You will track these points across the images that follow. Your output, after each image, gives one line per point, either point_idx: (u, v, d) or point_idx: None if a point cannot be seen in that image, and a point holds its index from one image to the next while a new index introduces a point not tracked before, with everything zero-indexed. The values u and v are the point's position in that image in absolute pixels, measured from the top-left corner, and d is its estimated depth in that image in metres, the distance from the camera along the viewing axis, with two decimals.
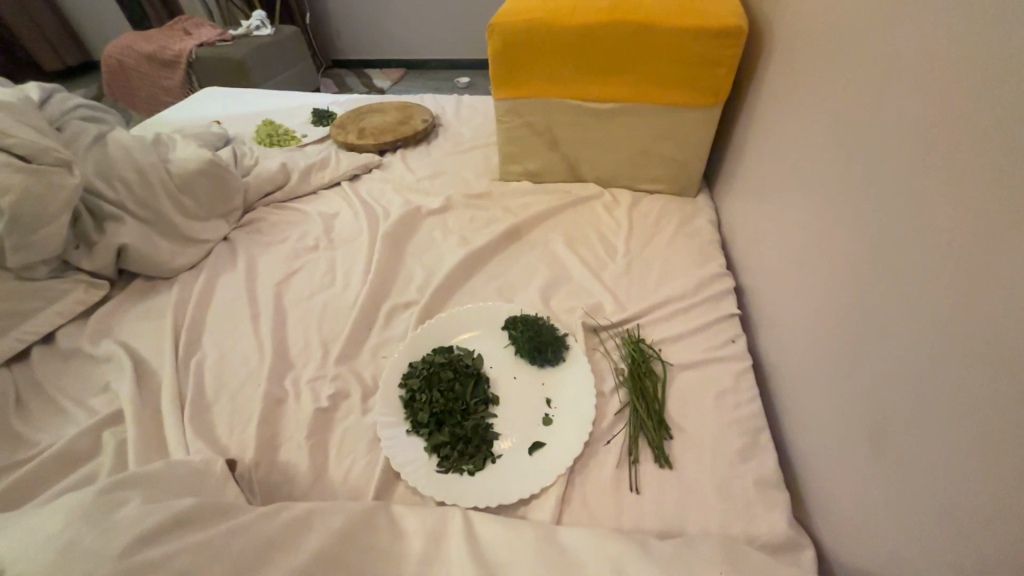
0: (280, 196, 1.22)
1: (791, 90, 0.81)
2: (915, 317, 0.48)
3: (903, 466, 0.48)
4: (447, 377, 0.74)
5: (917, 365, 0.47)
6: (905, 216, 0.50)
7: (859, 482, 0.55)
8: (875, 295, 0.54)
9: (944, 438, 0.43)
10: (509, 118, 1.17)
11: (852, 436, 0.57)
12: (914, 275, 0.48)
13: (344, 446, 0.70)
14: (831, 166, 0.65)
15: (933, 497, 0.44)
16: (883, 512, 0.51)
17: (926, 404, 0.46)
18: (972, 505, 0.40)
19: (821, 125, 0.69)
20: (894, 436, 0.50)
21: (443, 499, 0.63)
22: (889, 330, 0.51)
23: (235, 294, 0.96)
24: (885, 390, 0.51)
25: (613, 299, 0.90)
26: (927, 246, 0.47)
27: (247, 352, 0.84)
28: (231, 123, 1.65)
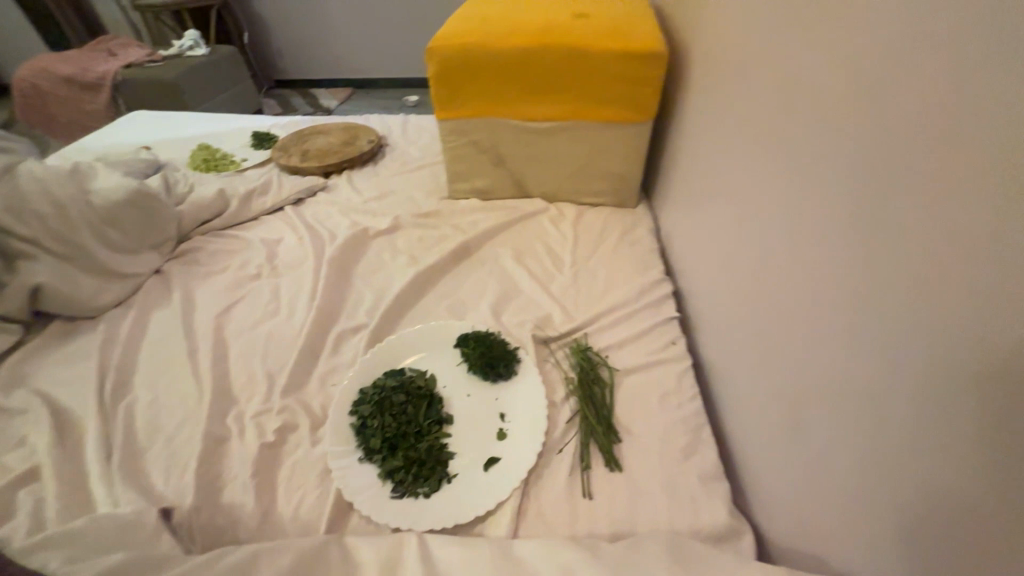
0: (218, 223, 1.17)
1: (709, 110, 0.88)
2: (813, 313, 0.53)
3: (819, 449, 0.53)
4: (399, 400, 0.74)
5: (819, 355, 0.52)
6: (801, 223, 0.56)
7: (787, 468, 0.59)
8: (785, 295, 0.60)
9: (848, 420, 0.48)
10: (453, 138, 1.19)
11: (778, 425, 0.62)
12: (809, 275, 0.54)
13: (292, 481, 0.68)
14: (745, 180, 0.72)
15: (845, 475, 0.49)
16: (807, 493, 0.55)
17: (829, 390, 0.51)
18: (869, 477, 0.45)
19: (734, 142, 0.76)
20: (811, 422, 0.55)
21: (398, 525, 0.62)
22: (797, 325, 0.57)
23: (170, 329, 0.91)
24: (799, 381, 0.57)
25: (561, 310, 0.93)
26: (816, 248, 0.53)
27: (183, 391, 0.80)
28: (162, 148, 1.57)
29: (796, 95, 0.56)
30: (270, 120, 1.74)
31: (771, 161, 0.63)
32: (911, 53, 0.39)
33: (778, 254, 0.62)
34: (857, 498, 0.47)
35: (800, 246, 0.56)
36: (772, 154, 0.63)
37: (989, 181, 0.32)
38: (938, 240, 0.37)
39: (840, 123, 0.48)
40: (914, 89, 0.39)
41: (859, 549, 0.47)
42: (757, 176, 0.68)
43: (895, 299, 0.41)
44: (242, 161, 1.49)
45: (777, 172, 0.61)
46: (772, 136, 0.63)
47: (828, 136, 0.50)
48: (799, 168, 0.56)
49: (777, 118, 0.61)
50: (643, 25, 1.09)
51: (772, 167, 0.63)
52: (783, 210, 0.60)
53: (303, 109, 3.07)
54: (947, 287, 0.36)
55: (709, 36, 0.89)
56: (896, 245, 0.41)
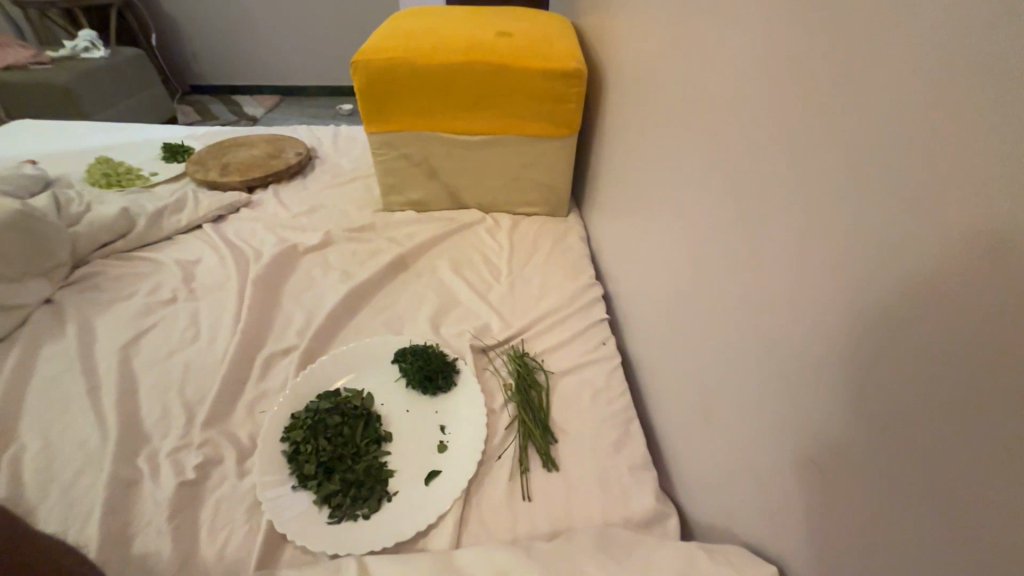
0: (122, 245, 1.07)
1: (631, 126, 0.95)
2: (731, 309, 0.59)
3: (731, 432, 0.60)
4: (334, 422, 0.72)
5: (736, 347, 0.58)
6: (717, 229, 0.62)
7: (707, 452, 0.65)
8: (704, 295, 0.66)
9: (753, 404, 0.55)
10: (385, 151, 1.18)
11: (698, 413, 0.67)
12: (727, 275, 0.60)
13: (217, 519, 0.64)
14: (665, 190, 0.79)
15: (752, 453, 0.55)
16: (725, 473, 0.61)
17: (745, 378, 0.57)
18: (779, 452, 0.51)
19: (655, 156, 0.82)
20: (723, 409, 0.61)
21: (337, 550, 0.61)
22: (716, 321, 0.63)
23: (65, 366, 0.81)
24: (718, 371, 0.63)
25: (499, 319, 0.95)
26: (732, 252, 0.59)
27: (84, 432, 0.72)
28: (51, 162, 1.40)
29: (710, 115, 0.63)
30: (183, 130, 1.62)
31: (689, 173, 0.70)
32: (805, 84, 0.45)
33: (698, 258, 0.68)
34: (768, 473, 0.53)
35: (716, 250, 0.62)
36: (691, 167, 0.69)
37: (867, 194, 0.39)
38: (829, 244, 0.43)
39: (749, 142, 0.54)
40: (807, 115, 0.45)
41: (772, 518, 0.53)
42: (675, 187, 0.75)
43: (798, 294, 0.47)
44: (150, 176, 1.37)
45: (696, 184, 0.68)
46: (689, 151, 0.69)
47: (740, 152, 0.56)
48: (716, 181, 0.62)
49: (694, 135, 0.68)
50: (564, 44, 1.15)
51: (690, 179, 0.70)
52: (702, 217, 0.66)
53: (223, 117, 2.87)
54: (838, 283, 0.42)
55: (625, 59, 0.97)
56: (798, 248, 0.47)
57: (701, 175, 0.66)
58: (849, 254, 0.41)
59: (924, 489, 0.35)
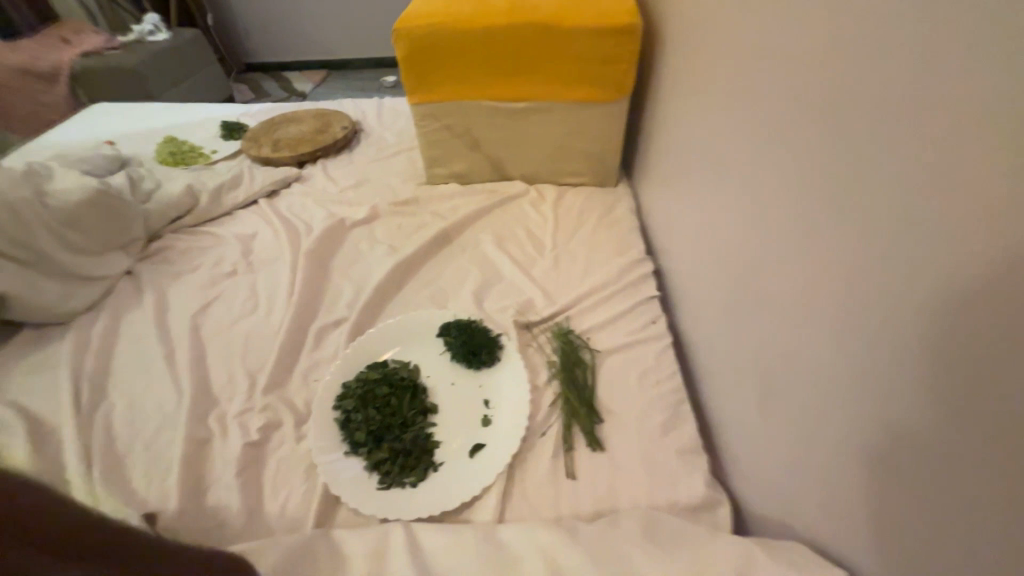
0: (188, 220, 1.14)
1: (685, 85, 0.87)
2: (788, 288, 0.53)
3: (788, 424, 0.55)
4: (382, 393, 0.74)
5: (793, 328, 0.53)
6: (773, 197, 0.55)
7: (762, 440, 0.61)
8: (761, 271, 0.60)
9: (813, 394, 0.50)
10: (427, 122, 1.16)
11: (755, 399, 0.63)
12: (783, 248, 0.54)
13: (278, 479, 0.68)
14: (719, 154, 0.71)
15: (811, 449, 0.51)
16: (780, 464, 0.57)
17: (801, 361, 0.52)
18: (838, 446, 0.46)
19: (715, 117, 0.75)
20: (780, 398, 0.56)
21: (386, 516, 0.63)
22: (772, 299, 0.57)
23: (144, 332, 0.89)
24: (773, 355, 0.58)
25: (543, 294, 0.92)
26: (791, 224, 0.52)
27: (162, 394, 0.79)
28: (126, 143, 1.51)
29: None
30: (238, 108, 1.68)
31: (745, 135, 0.62)
32: None
33: (753, 229, 0.61)
34: (828, 467, 0.48)
35: (773, 220, 0.56)
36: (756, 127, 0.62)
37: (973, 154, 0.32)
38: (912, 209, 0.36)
39: None
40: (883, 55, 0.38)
41: (831, 514, 0.49)
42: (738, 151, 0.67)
43: (868, 268, 0.41)
44: (211, 153, 1.44)
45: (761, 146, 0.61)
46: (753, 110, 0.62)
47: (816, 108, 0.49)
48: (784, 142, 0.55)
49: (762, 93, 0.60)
50: None
51: (745, 140, 0.62)
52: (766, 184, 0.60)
53: (276, 94, 2.96)
54: (914, 253, 0.36)
55: (683, 7, 0.87)
56: (866, 215, 0.40)
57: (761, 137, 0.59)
58: (927, 221, 0.35)
59: (1015, 504, 0.30)
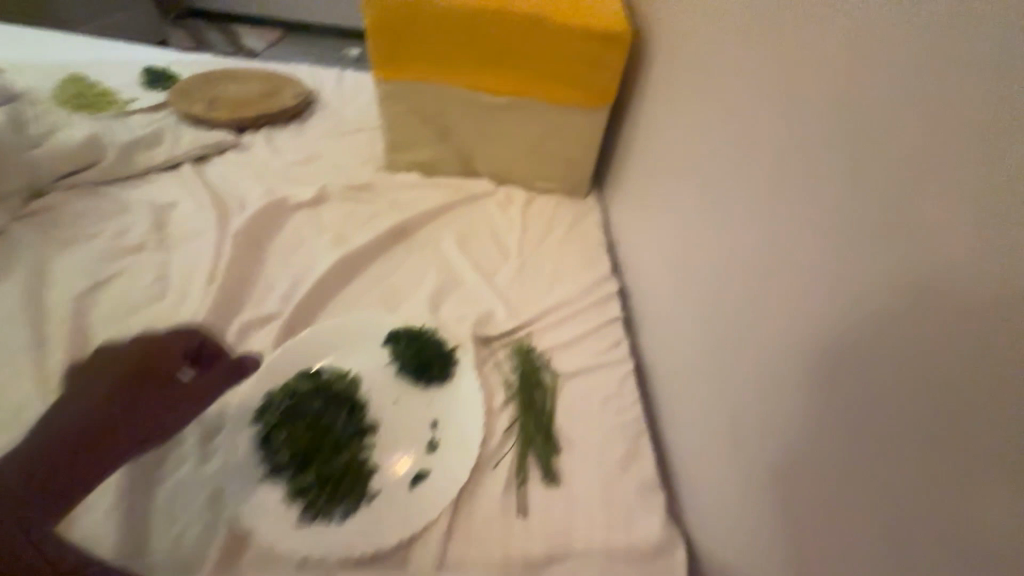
0: (88, 178, 0.94)
1: (665, 103, 0.84)
2: (762, 332, 0.51)
3: (748, 470, 0.53)
4: (313, 408, 0.64)
5: (762, 377, 0.50)
6: (754, 235, 0.52)
7: (720, 485, 0.59)
8: (732, 312, 0.57)
9: (775, 443, 0.48)
10: (392, 103, 1.06)
11: (715, 441, 0.60)
12: (762, 291, 0.51)
13: (172, 508, 0.56)
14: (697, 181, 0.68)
15: (772, 502, 0.49)
16: (739, 513, 0.55)
17: (770, 413, 0.49)
18: (805, 510, 0.44)
19: (700, 142, 0.72)
20: (740, 442, 0.54)
21: (306, 556, 0.54)
22: (741, 343, 0.54)
23: (9, 313, 0.71)
24: (736, 401, 0.55)
25: (504, 306, 0.86)
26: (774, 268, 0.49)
27: (25, 392, 0.63)
28: (17, 75, 1.24)
29: None
30: (170, 55, 1.45)
31: (725, 165, 0.59)
32: None
33: (727, 265, 0.58)
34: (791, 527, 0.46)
35: (750, 261, 0.53)
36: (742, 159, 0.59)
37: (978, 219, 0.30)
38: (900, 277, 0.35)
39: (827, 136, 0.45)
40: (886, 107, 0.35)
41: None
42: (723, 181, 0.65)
43: (856, 331, 0.38)
44: (128, 102, 1.22)
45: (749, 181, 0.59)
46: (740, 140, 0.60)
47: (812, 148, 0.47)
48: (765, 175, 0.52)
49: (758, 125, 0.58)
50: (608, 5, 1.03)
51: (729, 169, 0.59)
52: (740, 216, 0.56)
53: (221, 49, 2.64)
54: (900, 328, 0.34)
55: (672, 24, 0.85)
56: (853, 265, 0.38)
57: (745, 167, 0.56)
58: (918, 297, 0.32)
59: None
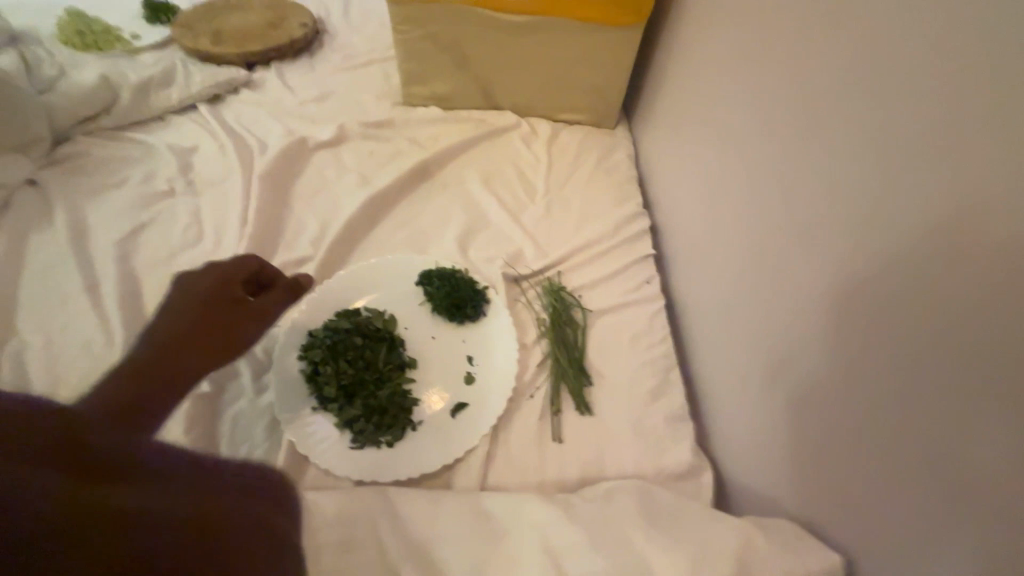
0: (107, 122, 0.93)
1: (711, 25, 0.77)
2: (828, 265, 0.49)
3: (796, 404, 0.54)
4: (355, 345, 0.66)
5: (810, 316, 0.52)
6: (814, 176, 0.52)
7: (751, 414, 0.62)
8: (780, 253, 0.57)
9: (833, 376, 0.49)
10: (407, 28, 0.99)
11: (750, 375, 0.62)
12: (817, 232, 0.51)
13: (236, 435, 0.61)
14: (748, 115, 0.65)
15: (821, 432, 0.50)
16: (770, 438, 0.58)
17: (813, 349, 0.51)
18: (840, 435, 0.48)
19: (749, 59, 0.66)
20: (790, 377, 0.55)
21: (361, 477, 0.59)
22: (788, 283, 0.56)
23: (58, 259, 0.74)
24: (777, 338, 0.57)
25: (533, 245, 0.85)
26: (832, 208, 0.49)
27: (87, 333, 0.67)
28: (16, 13, 1.19)
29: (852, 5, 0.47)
30: None
31: (786, 98, 0.56)
32: None
33: (779, 205, 0.58)
34: (822, 448, 0.50)
35: (807, 203, 0.53)
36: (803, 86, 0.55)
37: None
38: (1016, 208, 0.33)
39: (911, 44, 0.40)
40: None
41: (815, 491, 0.51)
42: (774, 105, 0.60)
43: (919, 274, 0.40)
44: (132, 39, 1.17)
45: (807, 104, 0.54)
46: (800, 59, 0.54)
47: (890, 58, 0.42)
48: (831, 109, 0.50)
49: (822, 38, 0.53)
50: None
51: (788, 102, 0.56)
52: (797, 154, 0.55)
53: None
54: (989, 266, 0.35)
55: None
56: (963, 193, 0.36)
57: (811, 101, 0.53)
58: (997, 243, 0.34)
59: None
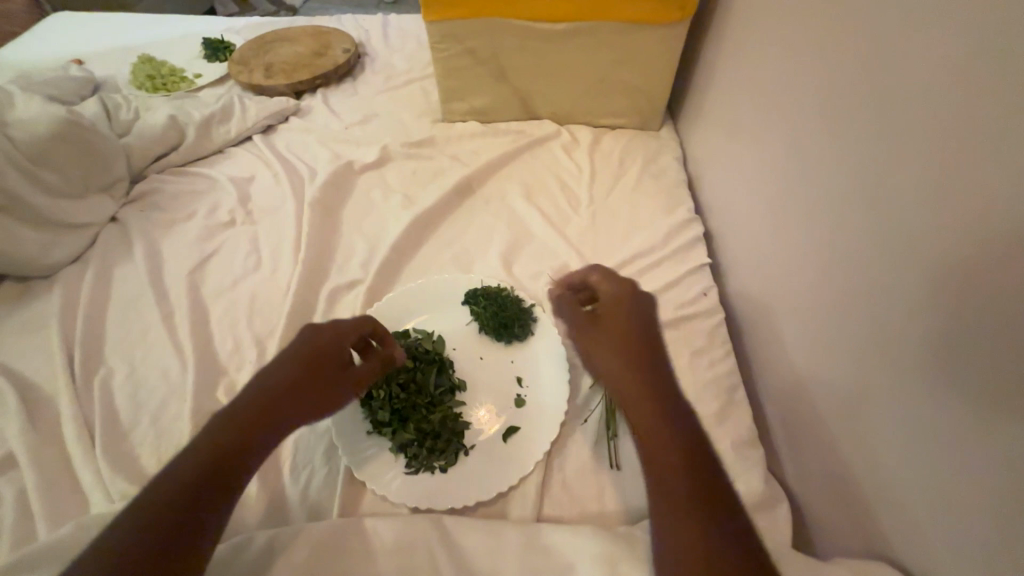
0: (175, 158, 1.00)
1: (766, 22, 0.72)
2: (919, 283, 0.46)
3: (883, 433, 0.50)
4: (406, 368, 0.67)
5: (897, 338, 0.48)
6: (897, 189, 0.48)
7: (830, 439, 0.58)
8: (858, 267, 0.53)
9: (927, 406, 0.45)
10: (446, 46, 0.99)
11: (829, 398, 0.58)
12: (902, 249, 0.48)
13: (297, 459, 0.63)
14: (817, 118, 0.60)
15: (913, 467, 0.46)
16: (857, 465, 0.54)
17: (903, 374, 0.47)
18: (935, 467, 0.44)
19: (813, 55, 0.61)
20: (876, 403, 0.51)
21: (417, 504, 0.60)
22: (870, 301, 0.52)
23: (138, 291, 0.80)
24: (859, 360, 0.53)
25: (580, 259, 0.83)
26: (922, 223, 0.45)
27: (164, 360, 0.71)
28: (98, 63, 1.31)
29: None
30: (222, 22, 1.45)
31: (863, 101, 0.53)
32: None
33: (856, 216, 0.54)
34: (914, 481, 0.46)
35: (888, 217, 0.49)
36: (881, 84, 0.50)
37: None
38: None
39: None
40: None
41: (908, 526, 0.48)
42: (847, 103, 0.55)
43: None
44: (195, 78, 1.26)
45: (894, 100, 0.48)
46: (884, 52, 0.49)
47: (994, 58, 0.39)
48: (924, 112, 0.45)
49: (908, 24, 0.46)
50: None
51: (868, 106, 0.52)
52: (878, 161, 0.50)
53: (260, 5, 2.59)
54: None
55: None
56: None
57: (890, 104, 0.49)
58: None
59: None
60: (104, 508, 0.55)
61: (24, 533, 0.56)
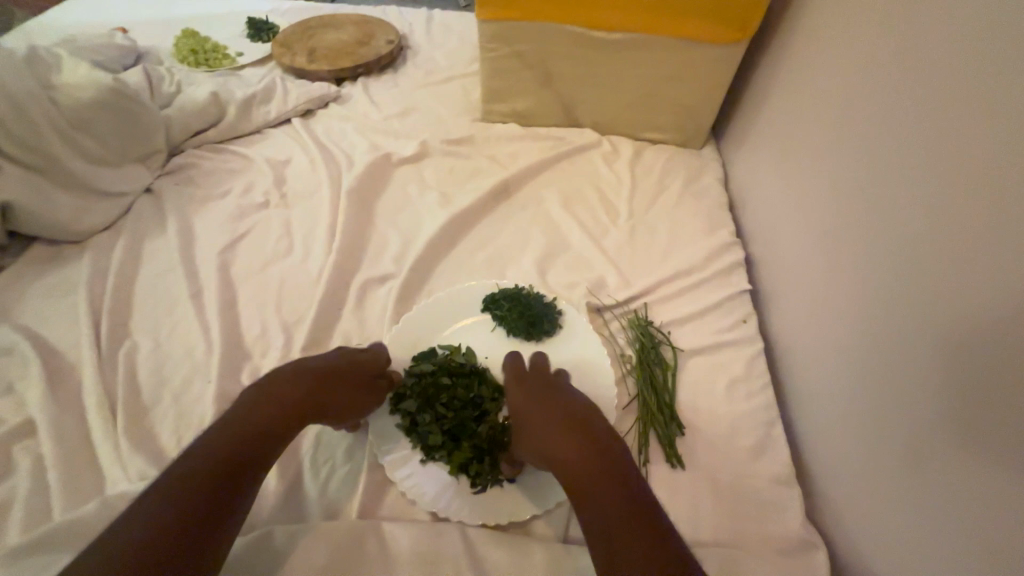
0: (214, 135, 0.99)
1: (828, 47, 0.71)
2: (986, 332, 0.43)
3: (933, 487, 0.47)
4: (446, 388, 0.62)
5: (956, 377, 0.46)
6: (969, 225, 0.46)
7: (871, 486, 0.55)
8: (918, 302, 0.51)
9: (989, 462, 0.42)
10: (495, 46, 0.98)
11: (873, 431, 0.56)
12: (965, 286, 0.46)
13: (319, 456, 0.61)
14: (880, 149, 0.58)
15: (967, 527, 0.44)
16: (896, 510, 0.52)
17: (960, 416, 0.45)
18: (990, 517, 0.42)
19: (879, 88, 0.60)
20: (929, 455, 0.48)
21: (498, 521, 0.57)
22: (929, 337, 0.49)
23: (168, 265, 0.79)
24: (909, 397, 0.51)
25: (617, 273, 0.81)
26: (1002, 262, 0.43)
27: (190, 339, 0.70)
28: (142, 33, 1.31)
29: None
30: (267, 4, 1.45)
31: (934, 139, 0.51)
32: None
33: (922, 246, 0.51)
34: (965, 529, 0.44)
35: (963, 252, 0.47)
36: (970, 115, 0.47)
37: None
38: None
39: None
40: None
41: None
42: (927, 131, 0.52)
43: None
44: (236, 57, 1.25)
45: (983, 134, 0.46)
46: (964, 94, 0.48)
47: None
48: (1001, 153, 0.44)
49: (997, 66, 0.45)
50: None
51: (950, 135, 0.49)
52: (956, 195, 0.48)
53: None
54: None
55: None
56: None
57: (962, 147, 0.48)
58: None
59: None
60: (123, 489, 0.54)
61: (42, 502, 0.55)
